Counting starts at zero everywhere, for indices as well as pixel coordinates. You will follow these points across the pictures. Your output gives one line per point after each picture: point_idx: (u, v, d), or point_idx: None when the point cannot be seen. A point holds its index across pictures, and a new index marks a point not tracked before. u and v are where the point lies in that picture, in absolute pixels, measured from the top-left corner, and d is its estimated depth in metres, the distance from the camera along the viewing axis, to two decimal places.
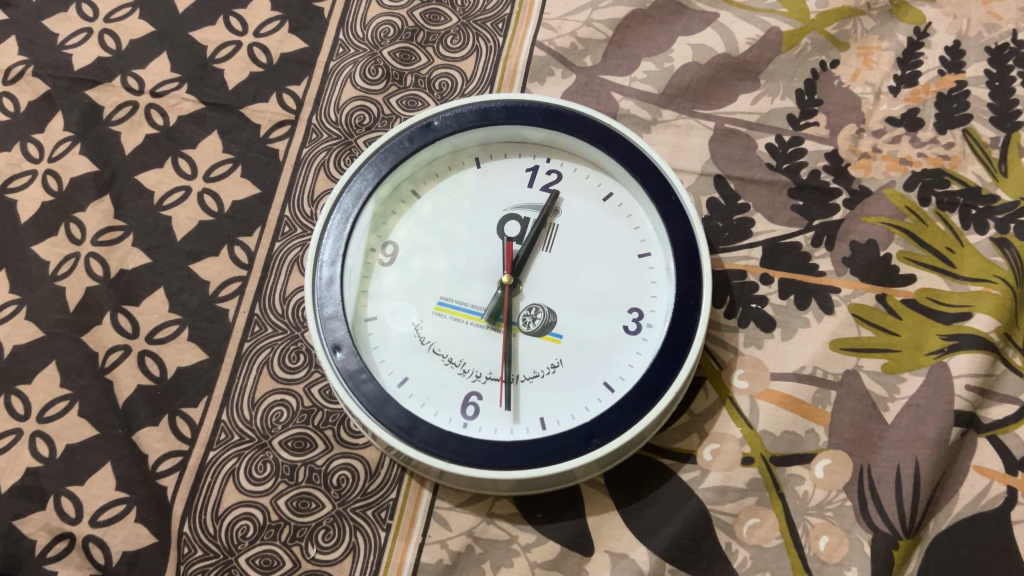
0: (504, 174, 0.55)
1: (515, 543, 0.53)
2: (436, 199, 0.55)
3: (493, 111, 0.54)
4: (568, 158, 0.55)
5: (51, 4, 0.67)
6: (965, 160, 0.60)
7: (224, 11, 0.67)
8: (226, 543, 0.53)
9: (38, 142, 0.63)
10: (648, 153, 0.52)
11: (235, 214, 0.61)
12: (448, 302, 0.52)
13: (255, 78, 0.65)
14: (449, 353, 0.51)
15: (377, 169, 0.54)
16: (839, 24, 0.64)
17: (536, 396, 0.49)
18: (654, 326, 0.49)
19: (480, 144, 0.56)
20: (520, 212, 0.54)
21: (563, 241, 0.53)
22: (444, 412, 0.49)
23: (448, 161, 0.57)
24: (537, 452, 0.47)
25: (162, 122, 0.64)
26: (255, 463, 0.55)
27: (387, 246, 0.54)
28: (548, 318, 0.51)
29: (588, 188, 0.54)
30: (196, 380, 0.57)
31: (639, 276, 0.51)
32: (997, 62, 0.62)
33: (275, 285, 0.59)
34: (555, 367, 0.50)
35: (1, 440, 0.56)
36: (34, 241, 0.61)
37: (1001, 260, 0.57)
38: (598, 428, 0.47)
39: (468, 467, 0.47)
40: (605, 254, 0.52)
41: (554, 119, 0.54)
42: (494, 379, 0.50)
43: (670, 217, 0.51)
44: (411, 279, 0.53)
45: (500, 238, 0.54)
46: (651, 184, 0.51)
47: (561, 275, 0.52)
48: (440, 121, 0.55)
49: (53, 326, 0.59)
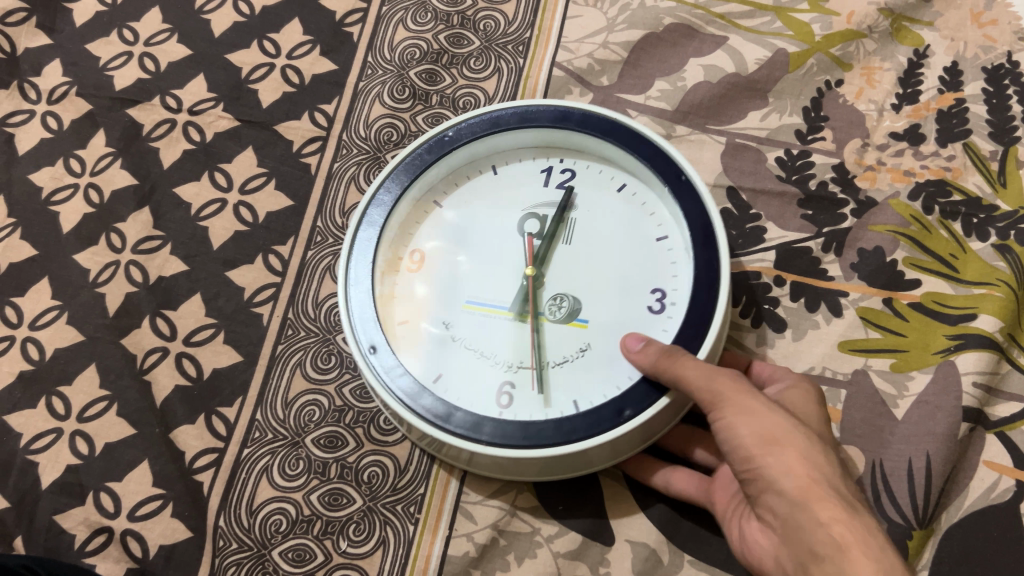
0: (522, 179, 0.58)
1: (538, 534, 0.54)
2: (459, 207, 0.58)
3: (503, 118, 0.57)
4: (580, 156, 0.58)
5: (94, 30, 0.71)
6: (966, 172, 0.63)
7: (258, 35, 0.70)
8: (260, 537, 0.55)
9: (80, 157, 0.66)
10: (655, 138, 0.54)
11: (269, 225, 0.64)
12: (476, 300, 0.55)
13: (289, 98, 0.68)
14: (479, 347, 0.53)
15: (400, 181, 0.57)
16: (843, 46, 0.67)
17: (566, 379, 0.50)
18: (676, 303, 0.51)
19: (494, 152, 0.59)
20: (539, 211, 0.56)
21: (586, 234, 0.55)
22: (478, 402, 0.51)
23: (466, 171, 0.59)
24: (569, 427, 0.48)
25: (199, 138, 0.67)
26: (289, 460, 0.57)
27: (415, 254, 0.57)
28: (573, 305, 0.52)
29: (603, 181, 0.56)
30: (232, 381, 0.59)
31: (659, 259, 0.52)
32: (994, 81, 0.65)
33: (308, 291, 0.61)
34: (584, 351, 0.51)
35: (42, 439, 0.58)
36: (76, 250, 0.64)
37: (1003, 264, 0.60)
38: (629, 401, 0.48)
39: (503, 448, 0.48)
40: (625, 241, 0.54)
41: (563, 117, 0.56)
42: (524, 367, 0.52)
43: (679, 193, 0.52)
44: (444, 281, 0.56)
45: (521, 235, 0.56)
46: (661, 165, 0.53)
47: (582, 265, 0.54)
48: (453, 133, 0.58)
49: (94, 331, 0.61)
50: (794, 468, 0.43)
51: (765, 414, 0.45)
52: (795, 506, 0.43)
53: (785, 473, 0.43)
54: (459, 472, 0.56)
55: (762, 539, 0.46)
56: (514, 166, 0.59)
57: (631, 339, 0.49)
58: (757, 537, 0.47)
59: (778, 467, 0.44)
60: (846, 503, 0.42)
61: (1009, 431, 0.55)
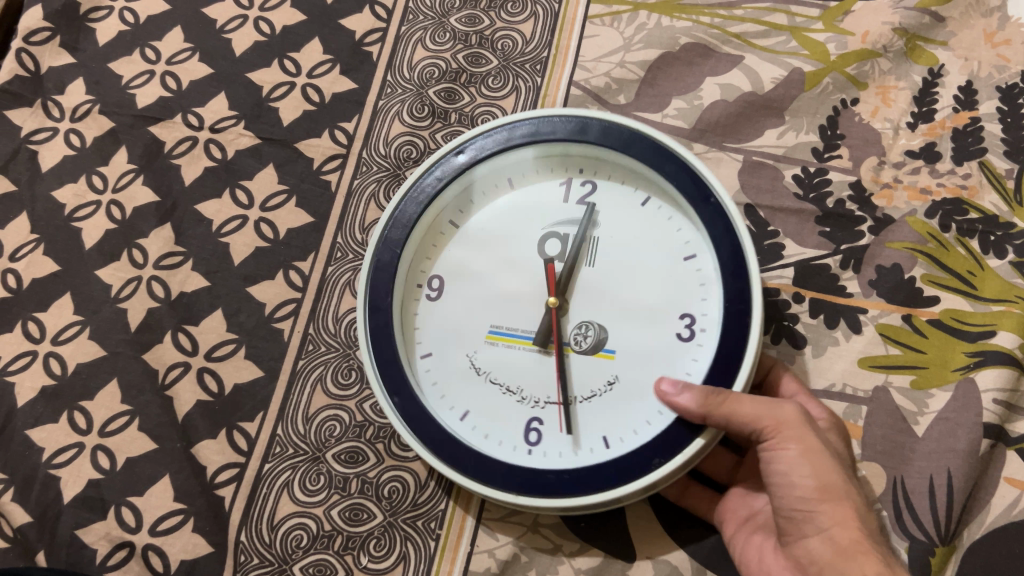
0: (541, 194, 0.57)
1: (560, 551, 0.55)
2: (476, 226, 0.57)
3: (522, 130, 0.56)
4: (601, 165, 0.56)
5: (117, 48, 0.71)
6: (982, 190, 0.63)
7: (279, 53, 0.70)
8: (281, 552, 0.56)
9: (102, 174, 0.67)
10: (679, 153, 0.52)
11: (290, 241, 0.64)
12: (499, 330, 0.54)
13: (309, 116, 0.68)
14: (506, 382, 0.53)
15: (413, 206, 0.57)
16: (858, 65, 0.67)
17: (595, 416, 0.50)
18: (706, 331, 0.49)
19: (511, 165, 0.57)
20: (560, 229, 0.55)
21: (610, 253, 0.53)
22: (509, 441, 0.51)
23: (483, 185, 0.58)
24: (597, 475, 0.48)
25: (220, 156, 0.67)
26: (309, 475, 0.57)
27: (433, 280, 0.57)
28: (599, 335, 0.52)
29: (626, 195, 0.55)
30: (253, 396, 0.60)
31: (687, 281, 0.51)
32: (1009, 100, 0.65)
33: (329, 306, 0.62)
34: (612, 385, 0.51)
35: (64, 453, 0.59)
36: (98, 266, 0.65)
37: (1021, 282, 0.60)
38: (658, 447, 0.47)
39: (533, 496, 0.49)
40: (651, 262, 0.52)
41: (585, 130, 0.54)
42: (552, 402, 0.51)
43: (706, 215, 0.50)
44: (468, 307, 0.55)
45: (541, 257, 0.55)
46: (687, 184, 0.51)
47: (606, 289, 0.53)
48: (466, 152, 0.57)
49: (115, 346, 0.62)
50: (845, 522, 0.45)
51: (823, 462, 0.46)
52: (840, 558, 0.44)
53: (835, 525, 0.45)
54: (475, 508, 0.56)
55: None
56: (532, 179, 0.57)
57: (669, 381, 0.48)
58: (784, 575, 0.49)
59: (828, 520, 0.45)
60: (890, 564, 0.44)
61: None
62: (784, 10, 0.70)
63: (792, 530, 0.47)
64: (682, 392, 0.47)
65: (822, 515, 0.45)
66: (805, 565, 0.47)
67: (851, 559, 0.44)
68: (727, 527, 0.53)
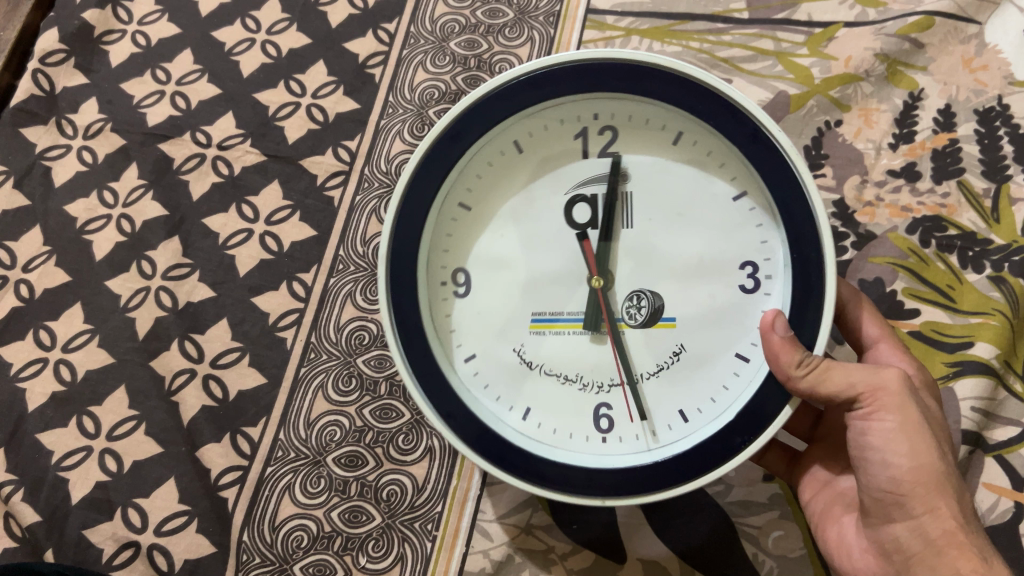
0: (558, 153, 0.45)
1: (552, 552, 0.57)
2: (494, 206, 0.46)
3: (520, 93, 0.43)
4: (620, 106, 0.44)
5: (129, 70, 0.74)
6: (961, 208, 0.65)
7: (285, 75, 0.73)
8: (282, 552, 0.58)
9: (113, 189, 0.70)
10: (721, 91, 0.42)
11: (293, 254, 0.66)
12: (543, 317, 0.46)
13: (314, 134, 0.70)
14: (563, 370, 0.46)
15: (416, 211, 0.45)
16: (841, 88, 0.69)
17: (666, 391, 0.45)
18: (774, 278, 0.44)
19: (510, 125, 0.45)
20: (585, 190, 0.45)
21: (653, 213, 0.45)
22: (579, 433, 0.46)
23: (484, 154, 0.46)
24: (684, 463, 0.44)
25: (227, 172, 0.69)
26: (310, 478, 0.59)
27: (457, 275, 0.47)
28: (654, 302, 0.45)
29: (653, 134, 0.44)
30: (256, 402, 0.62)
31: (742, 227, 0.44)
32: (986, 123, 0.67)
33: (330, 316, 0.64)
34: (679, 354, 0.45)
35: (73, 456, 0.62)
36: (108, 277, 0.67)
37: (997, 295, 0.63)
38: (740, 424, 0.44)
39: (623, 498, 0.45)
40: (705, 220, 0.44)
41: (601, 77, 0.42)
42: (616, 385, 0.46)
43: (762, 159, 0.42)
44: (507, 293, 0.46)
45: (573, 228, 0.45)
46: (735, 129, 0.42)
47: (658, 254, 0.45)
48: (456, 127, 0.44)
49: (123, 353, 0.65)
50: (937, 511, 0.44)
51: (918, 440, 0.44)
52: (931, 551, 0.44)
53: (932, 515, 0.44)
54: (475, 491, 0.58)
55: (871, 562, 0.48)
56: (542, 137, 0.45)
57: (779, 320, 0.42)
58: (863, 556, 0.49)
59: (922, 509, 0.44)
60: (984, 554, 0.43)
61: (1020, 449, 0.59)
62: (770, 36, 0.72)
63: (877, 512, 0.46)
64: (773, 348, 0.42)
65: (913, 502, 0.44)
66: (890, 550, 0.46)
67: (942, 554, 0.43)
68: (807, 492, 0.54)
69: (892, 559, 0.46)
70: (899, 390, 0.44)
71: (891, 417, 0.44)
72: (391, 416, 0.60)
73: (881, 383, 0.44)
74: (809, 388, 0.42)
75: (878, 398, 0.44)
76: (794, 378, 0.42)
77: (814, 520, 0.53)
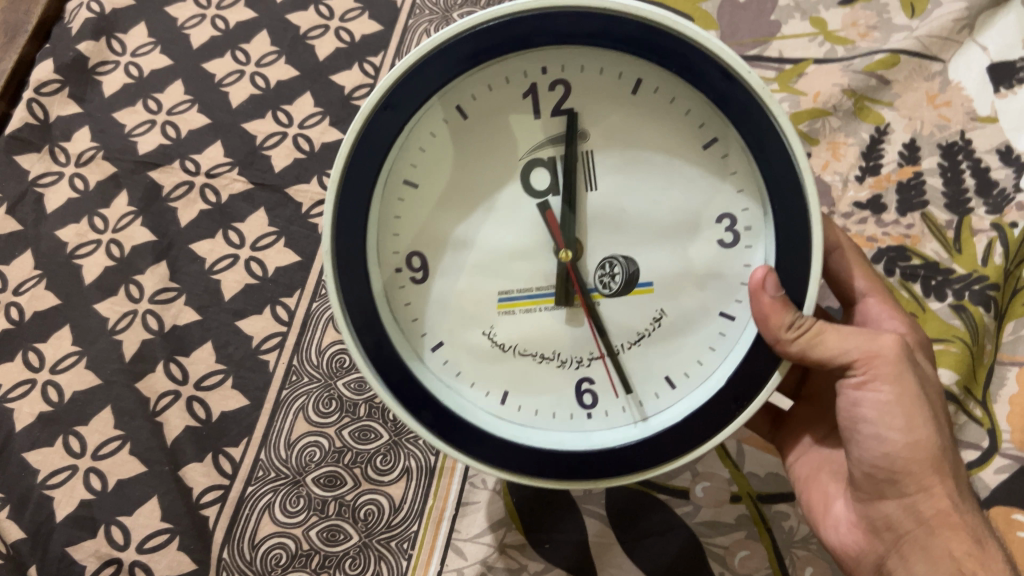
0: (506, 116, 0.44)
1: (525, 571, 0.59)
2: (444, 178, 0.45)
3: (454, 52, 0.41)
4: (568, 58, 0.42)
5: (121, 99, 0.76)
6: (924, 239, 0.67)
7: (273, 106, 0.75)
8: (262, 569, 0.60)
9: (104, 215, 0.72)
10: (673, 28, 0.40)
11: (278, 278, 0.68)
12: (510, 296, 0.46)
13: (299, 163, 0.72)
14: (538, 350, 0.47)
15: (357, 198, 0.43)
16: (810, 122, 0.71)
17: (646, 360, 0.46)
18: (753, 229, 0.43)
19: (450, 91, 0.43)
20: (542, 154, 0.44)
21: (621, 175, 0.44)
22: (562, 411, 0.47)
23: (426, 123, 0.44)
24: (675, 437, 0.45)
25: (215, 199, 0.72)
26: (290, 498, 0.61)
27: (412, 258, 0.46)
28: (627, 269, 0.45)
29: (609, 84, 0.42)
30: (239, 422, 0.64)
31: (711, 180, 0.43)
32: (949, 157, 0.69)
33: (312, 340, 0.66)
34: (660, 320, 0.45)
35: (58, 475, 0.63)
36: (97, 300, 0.69)
37: (958, 322, 0.65)
38: (732, 391, 0.44)
39: (618, 478, 0.46)
40: (672, 182, 0.43)
41: (544, 26, 0.40)
42: (596, 358, 0.46)
43: (729, 104, 0.41)
44: (473, 274, 0.46)
45: (534, 197, 0.45)
46: (697, 69, 0.40)
47: (633, 221, 0.44)
48: (389, 101, 0.42)
49: (110, 374, 0.66)
50: (930, 491, 0.45)
51: (912, 411, 0.45)
52: (924, 531, 0.45)
53: (927, 492, 0.45)
54: (451, 512, 0.60)
55: (859, 537, 0.50)
56: (487, 99, 0.43)
57: (770, 279, 0.42)
58: (852, 533, 0.50)
59: (914, 485, 0.45)
60: (976, 535, 0.44)
61: (978, 472, 0.61)
62: None
63: (868, 488, 0.48)
64: (762, 310, 0.42)
65: (906, 480, 0.45)
66: (880, 527, 0.48)
67: (936, 534, 0.45)
68: (793, 457, 0.56)
69: (883, 538, 0.48)
70: (895, 358, 0.45)
71: (886, 388, 0.45)
72: (370, 438, 0.62)
73: (877, 351, 0.45)
74: (800, 350, 0.42)
75: (874, 366, 0.45)
76: (784, 341, 0.42)
77: (799, 483, 0.55)
